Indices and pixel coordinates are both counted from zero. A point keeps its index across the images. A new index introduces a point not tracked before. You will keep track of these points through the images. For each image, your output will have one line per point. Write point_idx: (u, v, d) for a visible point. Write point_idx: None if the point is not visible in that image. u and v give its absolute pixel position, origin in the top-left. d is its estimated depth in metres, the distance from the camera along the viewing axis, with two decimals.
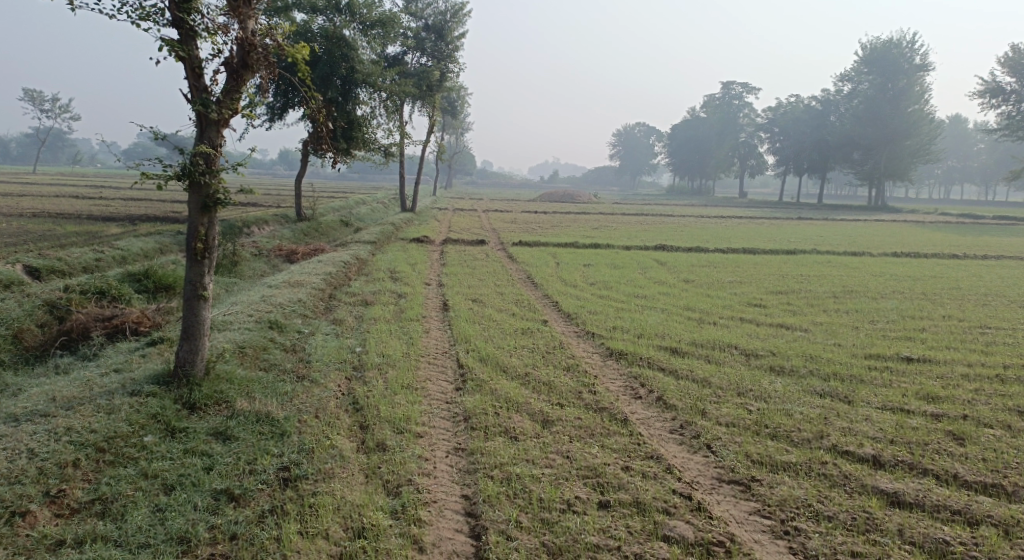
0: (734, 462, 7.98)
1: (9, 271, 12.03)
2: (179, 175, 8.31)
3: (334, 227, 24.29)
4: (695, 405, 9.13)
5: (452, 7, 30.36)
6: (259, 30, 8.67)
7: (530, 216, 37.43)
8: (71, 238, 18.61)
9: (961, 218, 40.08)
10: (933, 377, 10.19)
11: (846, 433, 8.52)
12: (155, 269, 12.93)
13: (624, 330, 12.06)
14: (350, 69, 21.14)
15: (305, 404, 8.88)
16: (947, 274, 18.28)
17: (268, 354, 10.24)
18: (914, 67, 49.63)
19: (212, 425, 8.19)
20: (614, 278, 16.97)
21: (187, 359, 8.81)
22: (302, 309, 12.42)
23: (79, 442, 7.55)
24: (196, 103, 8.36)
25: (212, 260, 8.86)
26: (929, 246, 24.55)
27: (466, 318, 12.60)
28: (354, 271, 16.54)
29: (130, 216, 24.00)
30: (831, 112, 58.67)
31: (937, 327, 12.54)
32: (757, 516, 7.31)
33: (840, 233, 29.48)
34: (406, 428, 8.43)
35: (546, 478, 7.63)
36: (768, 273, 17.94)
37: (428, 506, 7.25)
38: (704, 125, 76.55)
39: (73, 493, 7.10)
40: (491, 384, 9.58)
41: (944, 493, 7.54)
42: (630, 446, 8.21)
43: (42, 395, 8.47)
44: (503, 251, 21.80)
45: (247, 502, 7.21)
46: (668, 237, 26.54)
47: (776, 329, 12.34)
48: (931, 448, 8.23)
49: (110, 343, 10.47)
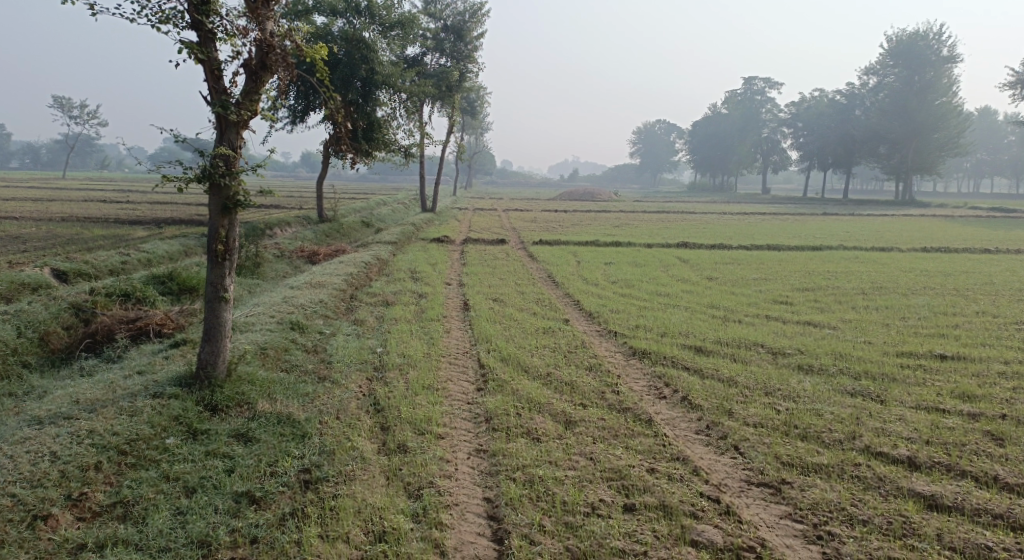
0: (763, 464, 7.79)
1: (37, 275, 12.13)
2: (198, 177, 8.29)
3: (356, 228, 24.32)
4: (722, 405, 8.94)
5: (471, 8, 30.31)
6: (278, 31, 8.63)
7: (552, 215, 37.33)
8: (98, 242, 18.81)
9: (991, 212, 39.30)
10: (967, 375, 9.91)
11: (879, 434, 8.29)
12: (179, 272, 12.98)
13: (648, 329, 11.88)
14: (371, 70, 21.11)
15: (326, 405, 8.83)
16: (979, 269, 17.84)
17: (289, 355, 10.21)
18: (942, 58, 48.64)
19: (233, 427, 8.16)
20: (637, 276, 16.77)
21: (209, 360, 8.78)
22: (324, 310, 12.39)
23: (101, 444, 7.54)
24: (215, 105, 8.32)
25: (233, 261, 8.83)
26: (960, 241, 24.04)
27: (487, 317, 12.48)
28: (375, 272, 16.51)
29: (155, 219, 24.19)
30: (857, 106, 57.81)
31: (970, 324, 12.23)
32: (788, 519, 7.13)
33: (868, 228, 28.95)
34: (427, 429, 8.34)
35: (570, 480, 7.50)
36: (794, 270, 17.64)
37: (450, 509, 7.16)
38: (725, 121, 75.89)
39: (94, 496, 7.08)
40: (513, 384, 9.46)
41: (983, 497, 7.31)
42: (656, 448, 8.05)
43: (66, 398, 8.47)
44: (523, 250, 21.69)
45: (268, 505, 7.16)
46: (691, 234, 26.25)
47: (803, 327, 12.10)
48: (969, 450, 7.99)
49: (134, 346, 10.49)
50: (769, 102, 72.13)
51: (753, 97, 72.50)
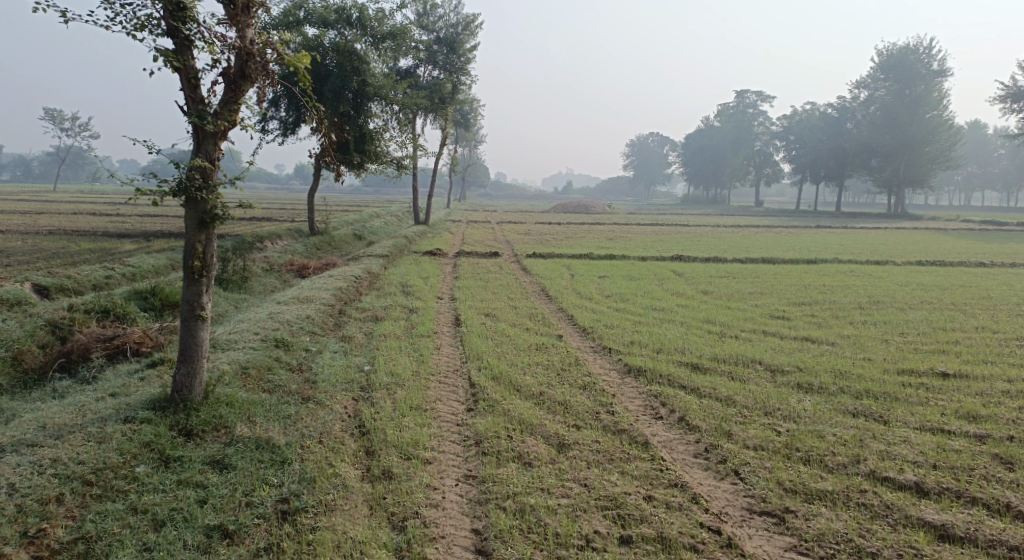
0: (765, 491, 7.44)
1: (17, 290, 11.74)
2: (174, 191, 7.93)
3: (347, 241, 23.96)
4: (720, 426, 8.58)
5: (464, 20, 30.09)
6: (258, 38, 8.28)
7: (545, 227, 37.03)
8: (84, 256, 18.43)
9: (983, 224, 39.25)
10: (971, 394, 9.58)
11: (884, 457, 7.95)
12: (162, 286, 12.58)
13: (643, 345, 11.54)
14: (362, 82, 20.81)
15: (309, 427, 8.44)
16: (977, 283, 17.53)
17: (273, 375, 9.81)
18: (933, 72, 48.80)
19: (208, 453, 7.76)
20: (631, 289, 16.47)
21: (184, 383, 8.38)
22: (310, 326, 12.03)
23: (64, 475, 7.15)
24: (191, 115, 7.98)
25: (211, 278, 8.45)
26: (955, 254, 23.80)
27: (478, 333, 12.12)
28: (365, 286, 16.15)
29: (144, 232, 23.80)
30: (848, 118, 57.83)
31: (971, 340, 11.91)
32: (793, 553, 6.80)
33: (863, 242, 28.68)
34: (414, 454, 7.96)
35: (562, 510, 7.14)
36: (790, 283, 17.33)
37: (436, 543, 6.79)
38: (718, 134, 75.94)
39: (54, 532, 6.68)
40: (504, 405, 9.09)
41: (997, 526, 6.99)
42: (653, 473, 7.68)
43: (34, 422, 8.05)
44: (516, 263, 21.33)
45: (242, 539, 6.79)
46: (686, 247, 25.97)
47: (801, 343, 11.79)
48: (979, 474, 7.66)
49: (110, 365, 10.06)
50: (762, 114, 72.10)
51: (745, 109, 72.57)
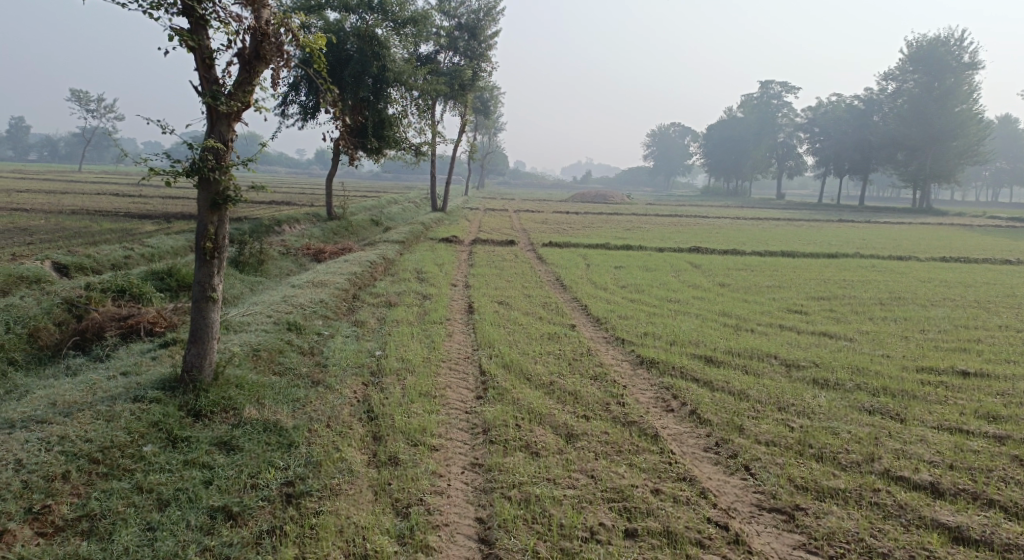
0: (776, 487, 7.32)
1: (36, 267, 11.81)
2: (187, 171, 7.91)
3: (364, 226, 23.93)
4: (732, 420, 8.46)
5: (486, 5, 29.86)
6: (274, 18, 8.20)
7: (564, 216, 36.84)
8: (104, 235, 18.53)
9: (1010, 222, 38.54)
10: (991, 394, 9.38)
11: (899, 456, 7.79)
12: (179, 267, 12.60)
13: (657, 336, 11.40)
14: (382, 67, 20.65)
15: (317, 411, 8.42)
16: (1002, 281, 17.20)
17: (283, 358, 9.80)
18: (963, 65, 47.88)
19: (216, 434, 7.76)
20: (647, 281, 16.32)
21: (195, 364, 8.38)
22: (324, 310, 12.01)
23: (71, 452, 7.18)
24: (205, 95, 7.94)
25: (222, 259, 8.43)
26: (980, 251, 23.38)
27: (491, 321, 12.05)
28: (380, 271, 16.12)
29: (164, 213, 23.93)
30: (875, 111, 56.96)
31: (993, 338, 11.68)
32: (802, 551, 6.70)
33: (887, 237, 28.27)
34: (421, 441, 7.92)
35: (568, 501, 7.07)
36: (810, 278, 17.10)
37: (439, 531, 6.76)
38: (741, 125, 75.16)
39: (58, 509, 6.72)
40: (514, 393, 9.02)
41: (1013, 530, 6.83)
42: (661, 466, 7.59)
43: (44, 399, 8.08)
44: (533, 251, 21.23)
45: (245, 521, 6.79)
46: (704, 239, 25.75)
47: (818, 338, 11.61)
48: (996, 476, 7.49)
49: (124, 344, 10.09)
50: (786, 106, 71.21)
51: (769, 101, 71.70)
